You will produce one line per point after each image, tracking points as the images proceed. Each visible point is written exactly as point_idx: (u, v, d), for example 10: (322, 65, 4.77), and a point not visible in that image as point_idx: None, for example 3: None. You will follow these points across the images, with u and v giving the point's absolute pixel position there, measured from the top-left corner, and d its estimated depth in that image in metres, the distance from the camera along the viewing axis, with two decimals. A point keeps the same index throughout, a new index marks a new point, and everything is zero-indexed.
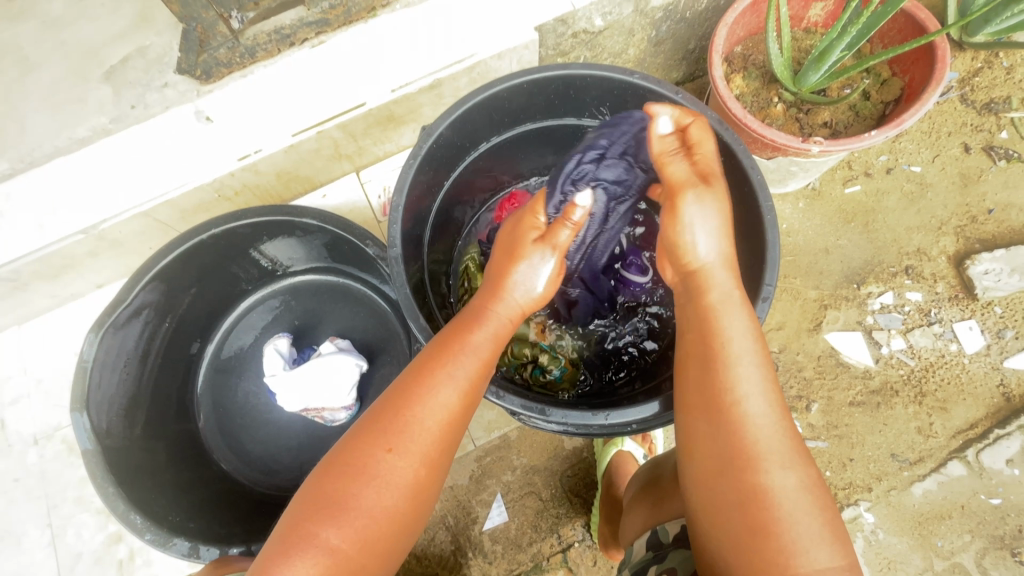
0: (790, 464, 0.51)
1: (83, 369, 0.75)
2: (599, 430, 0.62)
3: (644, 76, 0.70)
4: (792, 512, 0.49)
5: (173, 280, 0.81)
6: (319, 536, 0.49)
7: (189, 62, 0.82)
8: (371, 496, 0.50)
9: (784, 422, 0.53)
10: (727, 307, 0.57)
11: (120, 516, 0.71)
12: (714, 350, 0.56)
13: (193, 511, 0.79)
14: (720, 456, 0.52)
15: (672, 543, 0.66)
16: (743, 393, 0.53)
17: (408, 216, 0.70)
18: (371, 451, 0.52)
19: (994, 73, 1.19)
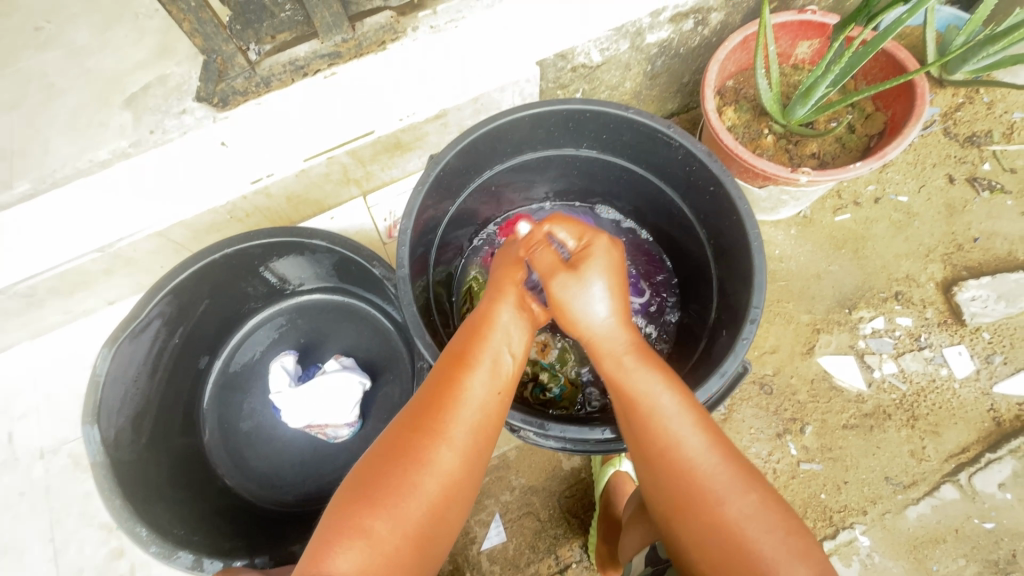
0: (738, 489, 0.54)
1: (95, 383, 0.77)
2: (596, 446, 0.64)
3: (638, 111, 0.74)
4: (752, 530, 0.52)
5: (185, 297, 0.84)
6: (367, 524, 0.51)
7: (207, 90, 0.84)
8: (413, 486, 0.53)
9: (721, 452, 0.56)
10: (633, 366, 0.61)
11: (127, 529, 0.72)
12: (636, 407, 0.60)
13: (198, 524, 0.80)
14: (677, 499, 0.56)
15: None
16: (675, 439, 0.57)
17: (415, 238, 0.74)
18: (410, 442, 0.55)
19: (975, 108, 1.25)
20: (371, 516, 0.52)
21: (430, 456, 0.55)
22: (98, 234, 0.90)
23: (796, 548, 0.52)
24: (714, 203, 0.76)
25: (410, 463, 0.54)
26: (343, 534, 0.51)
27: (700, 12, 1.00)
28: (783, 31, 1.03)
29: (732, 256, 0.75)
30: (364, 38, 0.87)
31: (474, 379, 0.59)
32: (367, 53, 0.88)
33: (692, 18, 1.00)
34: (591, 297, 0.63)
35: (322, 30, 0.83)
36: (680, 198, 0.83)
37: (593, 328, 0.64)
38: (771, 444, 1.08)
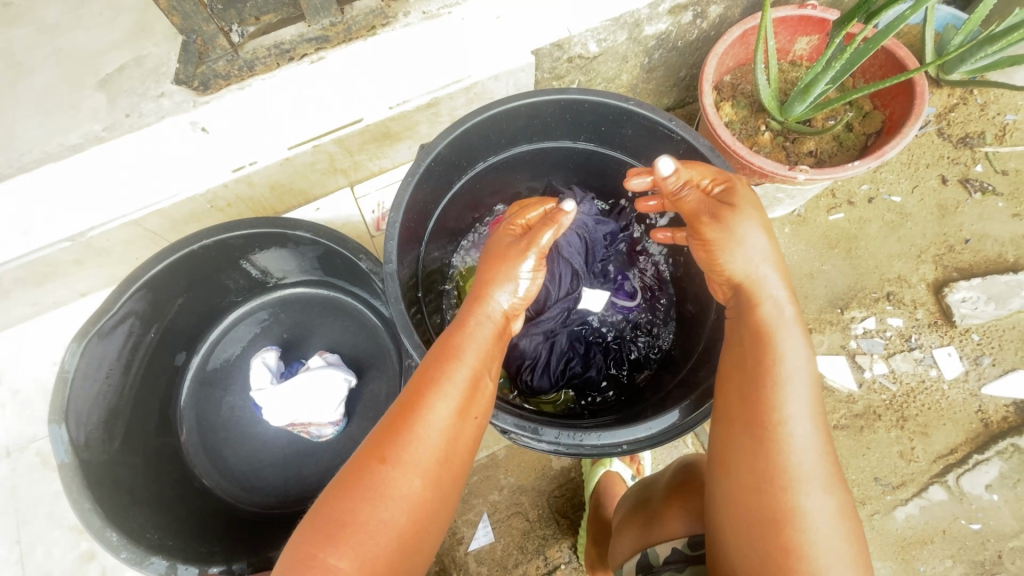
0: (828, 489, 0.51)
1: (63, 380, 0.73)
2: (590, 449, 0.62)
3: (638, 103, 0.72)
4: (823, 538, 0.49)
5: (161, 289, 0.80)
6: (328, 559, 0.47)
7: (187, 73, 0.81)
8: (376, 515, 0.49)
9: (825, 447, 0.53)
10: (777, 318, 0.58)
11: (95, 533, 0.68)
12: (765, 365, 0.55)
13: (171, 528, 0.76)
14: (759, 471, 0.52)
15: (662, 566, 0.65)
16: (789, 414, 0.53)
17: (405, 230, 0.71)
18: (371, 470, 0.51)
19: (969, 109, 1.25)
20: (331, 551, 0.47)
21: (394, 484, 0.50)
22: (69, 222, 0.84)
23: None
24: None
25: (369, 493, 0.50)
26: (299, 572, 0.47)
27: (700, 5, 0.97)
28: (783, 25, 1.01)
29: None
30: (354, 22, 0.84)
31: (442, 404, 0.54)
32: (356, 37, 0.86)
33: (691, 10, 0.98)
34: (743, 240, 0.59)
35: (308, 13, 0.80)
36: None
37: (758, 268, 0.59)
38: None
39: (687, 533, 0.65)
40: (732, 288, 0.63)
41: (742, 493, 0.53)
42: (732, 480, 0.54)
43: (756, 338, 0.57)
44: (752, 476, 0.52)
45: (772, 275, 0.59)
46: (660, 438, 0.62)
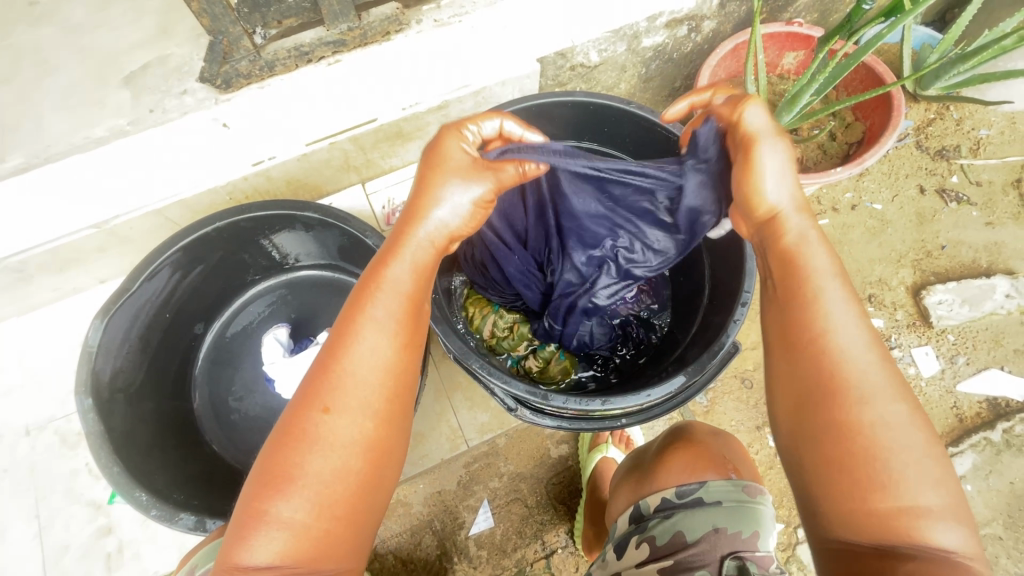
0: (892, 398, 0.49)
1: (88, 354, 0.73)
2: (596, 410, 0.66)
3: (639, 106, 0.78)
4: (888, 444, 0.48)
5: (180, 265, 0.80)
6: (280, 505, 0.48)
7: (211, 71, 0.85)
8: (318, 461, 0.49)
9: (884, 359, 0.50)
10: (807, 241, 0.55)
11: (124, 492, 0.68)
12: (800, 285, 0.53)
13: (188, 487, 0.77)
14: (808, 384, 0.51)
15: (652, 514, 0.69)
16: (830, 326, 0.51)
17: None
18: (302, 419, 0.50)
19: (945, 123, 1.33)
20: (279, 498, 0.48)
21: (333, 430, 0.50)
22: (95, 210, 0.89)
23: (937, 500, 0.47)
24: None
25: (303, 440, 0.50)
26: (252, 526, 0.48)
27: (694, 20, 1.04)
28: (772, 40, 1.08)
29: (724, 247, 0.79)
30: (370, 28, 0.88)
31: (368, 339, 0.53)
32: (371, 42, 0.90)
33: (686, 24, 1.04)
34: (779, 176, 0.56)
35: (328, 18, 0.84)
36: None
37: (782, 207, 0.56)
38: (750, 437, 1.11)
39: (676, 484, 0.69)
40: (755, 228, 0.59)
41: (791, 417, 0.52)
42: (783, 408, 0.53)
43: (785, 260, 0.55)
44: (800, 394, 0.51)
45: (794, 206, 0.56)
46: (654, 410, 0.69)
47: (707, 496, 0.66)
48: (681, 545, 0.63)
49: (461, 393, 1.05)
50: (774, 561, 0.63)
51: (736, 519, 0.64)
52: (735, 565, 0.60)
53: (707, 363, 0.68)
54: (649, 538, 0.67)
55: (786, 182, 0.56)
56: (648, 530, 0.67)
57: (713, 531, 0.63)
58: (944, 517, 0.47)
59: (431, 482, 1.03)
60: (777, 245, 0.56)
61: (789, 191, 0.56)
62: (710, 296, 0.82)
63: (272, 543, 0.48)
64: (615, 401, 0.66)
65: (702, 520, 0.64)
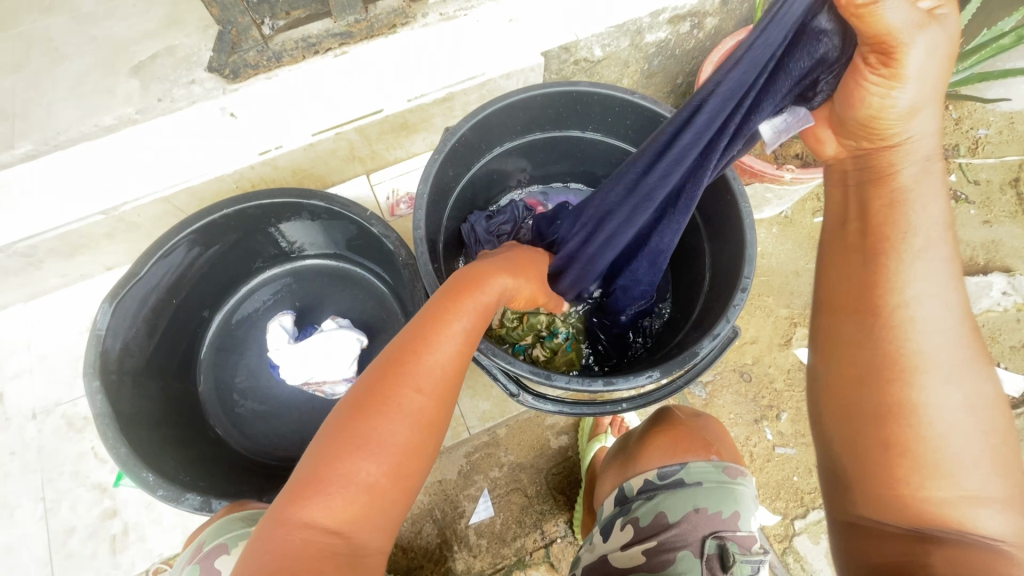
0: (958, 379, 0.49)
1: (96, 337, 0.75)
2: (598, 391, 0.67)
3: (643, 97, 0.79)
4: (946, 427, 0.49)
5: (188, 251, 0.82)
6: (355, 471, 0.47)
7: (220, 61, 0.86)
8: (398, 429, 0.49)
9: (967, 336, 0.50)
10: (927, 180, 0.53)
11: (131, 472, 0.70)
12: (884, 245, 0.52)
13: (193, 468, 0.78)
14: (869, 363, 0.52)
15: (636, 495, 0.70)
16: (912, 294, 0.50)
17: (429, 206, 0.77)
18: (395, 390, 0.51)
19: (944, 123, 1.34)
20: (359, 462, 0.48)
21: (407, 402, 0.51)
22: (104, 196, 0.88)
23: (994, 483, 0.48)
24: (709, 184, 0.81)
25: (389, 407, 0.50)
26: (325, 483, 0.47)
27: (697, 16, 1.05)
28: None
29: (724, 237, 0.80)
30: (376, 19, 0.90)
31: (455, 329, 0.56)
32: (377, 35, 0.92)
33: (689, 21, 1.05)
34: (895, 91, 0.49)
35: (335, 10, 0.85)
36: None
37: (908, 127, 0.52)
38: (748, 429, 1.12)
39: (658, 466, 0.70)
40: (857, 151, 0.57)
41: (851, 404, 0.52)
42: (838, 374, 0.54)
43: (888, 207, 0.53)
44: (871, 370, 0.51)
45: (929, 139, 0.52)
46: (658, 396, 0.69)
47: (688, 478, 0.67)
48: (663, 526, 0.64)
49: (463, 382, 1.06)
50: (755, 541, 0.66)
51: (716, 499, 0.66)
52: (716, 545, 0.62)
53: (707, 348, 0.68)
54: (633, 519, 0.67)
55: (925, 114, 0.51)
56: (632, 511, 0.68)
57: (693, 511, 0.65)
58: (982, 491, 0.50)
59: (432, 471, 1.04)
60: (885, 176, 0.54)
61: (919, 95, 0.49)
62: (708, 287, 0.83)
63: (334, 512, 0.46)
64: (618, 384, 0.67)
65: (683, 501, 0.65)
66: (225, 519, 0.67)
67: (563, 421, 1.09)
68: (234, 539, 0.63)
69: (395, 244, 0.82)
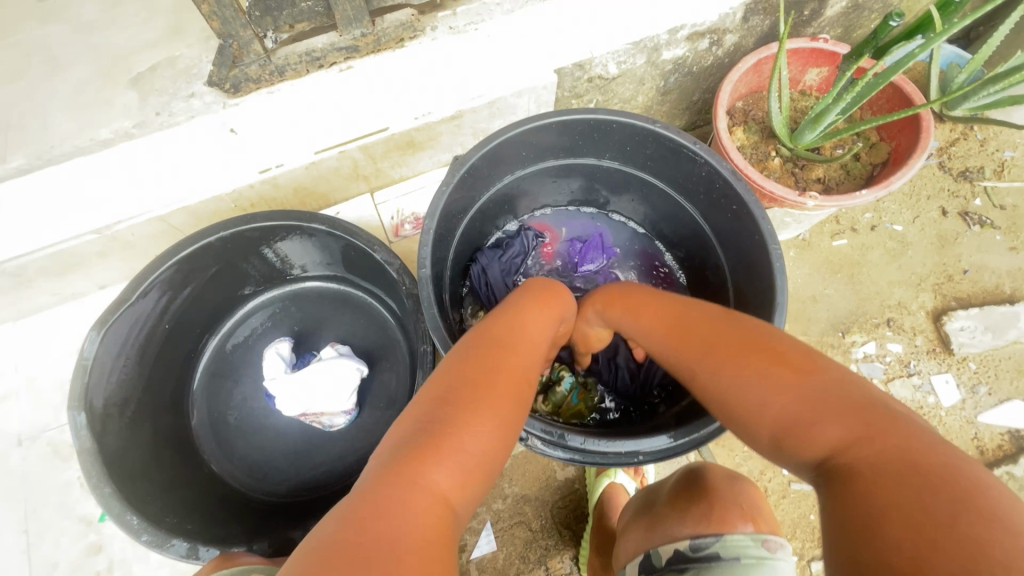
0: (800, 361, 0.51)
1: (82, 368, 0.70)
2: (606, 450, 0.66)
3: (666, 126, 0.74)
4: (824, 389, 0.48)
5: (180, 276, 0.78)
6: (471, 443, 0.49)
7: (220, 75, 0.82)
8: (495, 405, 0.53)
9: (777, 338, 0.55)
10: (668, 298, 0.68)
11: (115, 517, 0.66)
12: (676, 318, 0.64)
13: (181, 509, 0.74)
14: (731, 382, 0.54)
15: (665, 567, 0.61)
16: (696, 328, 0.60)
17: (436, 238, 0.73)
18: (493, 372, 0.56)
19: (969, 144, 1.29)
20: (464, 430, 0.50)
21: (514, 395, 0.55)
22: (96, 215, 0.86)
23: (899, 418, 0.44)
24: (736, 221, 0.76)
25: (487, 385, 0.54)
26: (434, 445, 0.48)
27: (716, 33, 1.01)
28: (795, 56, 1.05)
29: (751, 275, 0.75)
30: (384, 34, 0.86)
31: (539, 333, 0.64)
32: (384, 49, 0.88)
33: (708, 38, 1.01)
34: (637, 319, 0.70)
35: (341, 23, 0.82)
36: (700, 213, 0.83)
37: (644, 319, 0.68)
38: (763, 463, 1.07)
39: (689, 534, 0.60)
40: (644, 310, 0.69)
41: (762, 420, 0.51)
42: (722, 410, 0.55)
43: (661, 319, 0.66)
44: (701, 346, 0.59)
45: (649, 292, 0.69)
46: (677, 448, 0.65)
47: (725, 552, 0.56)
48: None
49: None
50: None
51: None
52: None
53: None
54: None
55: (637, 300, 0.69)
56: None
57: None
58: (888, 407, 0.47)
59: None
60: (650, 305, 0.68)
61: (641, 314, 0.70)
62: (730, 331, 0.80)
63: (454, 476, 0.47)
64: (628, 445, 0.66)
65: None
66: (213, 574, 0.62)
67: None
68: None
69: (399, 272, 0.78)
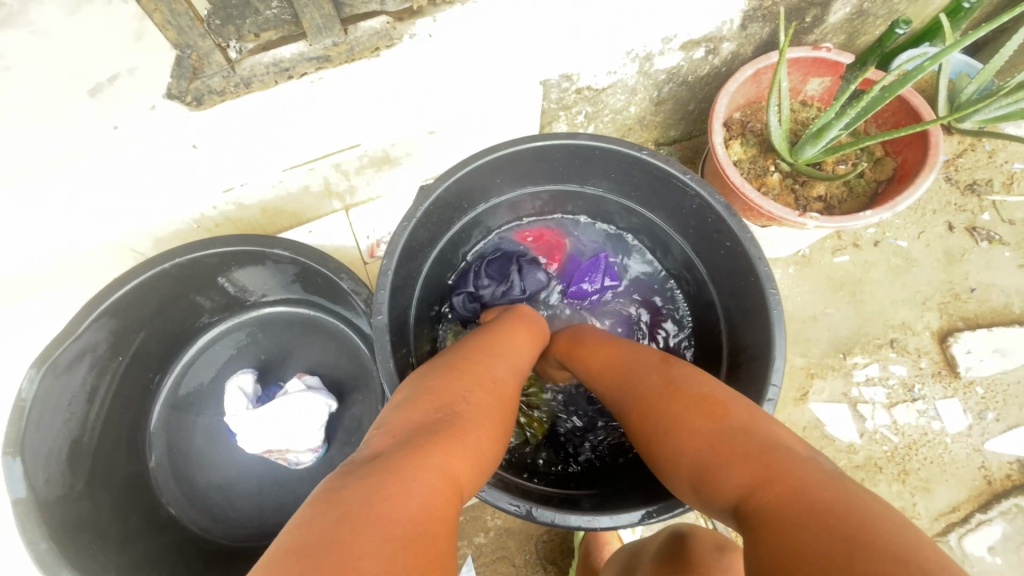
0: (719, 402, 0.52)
1: (19, 412, 0.66)
2: (579, 526, 0.63)
3: (652, 154, 0.69)
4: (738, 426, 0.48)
5: (130, 309, 0.72)
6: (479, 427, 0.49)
7: (179, 88, 0.75)
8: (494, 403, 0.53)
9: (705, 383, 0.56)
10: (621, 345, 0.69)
11: (54, 574, 0.63)
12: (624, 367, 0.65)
13: (128, 561, 0.70)
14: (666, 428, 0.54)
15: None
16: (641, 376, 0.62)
17: (399, 278, 0.67)
18: (488, 371, 0.57)
19: (977, 156, 1.24)
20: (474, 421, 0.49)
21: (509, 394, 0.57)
22: (49, 237, 0.83)
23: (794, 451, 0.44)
24: (729, 258, 0.71)
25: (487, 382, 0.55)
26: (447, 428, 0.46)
27: (712, 41, 0.95)
28: (795, 66, 1.00)
29: (749, 320, 0.70)
30: (357, 43, 0.78)
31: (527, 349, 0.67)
32: (358, 58, 0.81)
33: (703, 47, 0.96)
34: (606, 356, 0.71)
35: (310, 31, 0.75)
36: (690, 246, 0.78)
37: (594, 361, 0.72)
38: None
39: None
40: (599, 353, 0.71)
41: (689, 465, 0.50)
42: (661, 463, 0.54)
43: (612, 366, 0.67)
44: (629, 403, 0.60)
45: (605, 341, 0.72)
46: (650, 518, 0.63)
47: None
48: None
49: None
50: None
51: None
52: None
53: None
54: None
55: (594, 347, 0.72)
56: None
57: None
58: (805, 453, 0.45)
59: None
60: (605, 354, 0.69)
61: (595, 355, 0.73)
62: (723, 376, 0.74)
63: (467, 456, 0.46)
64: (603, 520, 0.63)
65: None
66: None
67: None
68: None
69: (366, 304, 0.73)
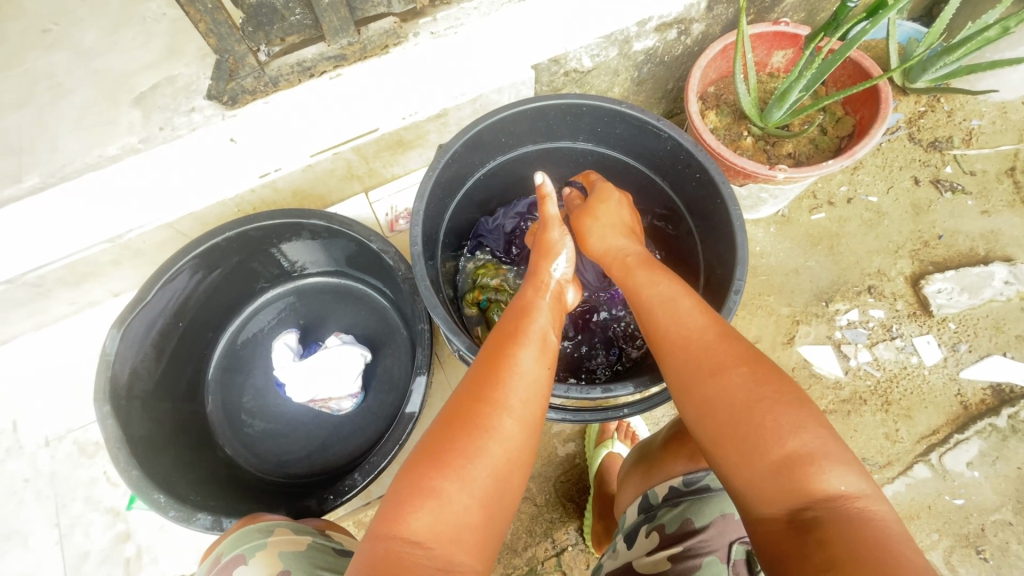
0: (740, 360, 0.53)
1: (105, 363, 0.77)
2: (592, 419, 0.71)
3: (631, 106, 0.80)
4: (747, 397, 0.50)
5: (192, 273, 0.84)
6: (443, 487, 0.50)
7: (218, 89, 0.87)
8: (495, 449, 0.53)
9: (716, 333, 0.56)
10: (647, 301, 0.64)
11: (142, 496, 0.72)
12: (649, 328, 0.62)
13: (204, 489, 0.80)
14: (683, 372, 0.55)
15: (661, 503, 0.72)
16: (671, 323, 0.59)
17: (426, 224, 0.79)
18: (481, 412, 0.54)
19: (936, 115, 1.35)
20: (458, 487, 0.50)
21: (497, 425, 0.54)
22: (107, 224, 0.92)
23: (838, 448, 0.48)
24: (701, 189, 0.81)
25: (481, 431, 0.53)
26: (420, 491, 0.50)
27: (683, 23, 1.07)
28: (760, 41, 1.11)
29: (717, 238, 0.80)
30: (369, 41, 0.91)
31: (526, 353, 0.61)
32: (370, 56, 0.93)
33: (675, 28, 1.07)
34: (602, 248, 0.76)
35: (328, 34, 0.87)
36: (669, 186, 0.88)
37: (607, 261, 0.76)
38: None
39: (683, 471, 0.71)
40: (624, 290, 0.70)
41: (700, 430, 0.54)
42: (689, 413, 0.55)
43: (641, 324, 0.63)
44: (680, 381, 0.56)
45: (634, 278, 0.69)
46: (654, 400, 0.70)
47: (713, 483, 0.69)
48: (690, 531, 0.65)
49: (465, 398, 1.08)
50: None
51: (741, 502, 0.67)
52: (741, 549, 0.64)
53: None
54: (659, 526, 0.69)
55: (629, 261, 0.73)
56: (658, 519, 0.70)
57: (722, 517, 0.65)
58: (841, 473, 0.47)
59: None
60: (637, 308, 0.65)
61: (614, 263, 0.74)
62: None
63: (429, 517, 0.49)
64: (614, 390, 0.69)
65: (710, 507, 0.66)
66: (239, 532, 0.67)
67: (570, 429, 1.10)
68: (249, 550, 0.63)
69: (395, 261, 0.83)
